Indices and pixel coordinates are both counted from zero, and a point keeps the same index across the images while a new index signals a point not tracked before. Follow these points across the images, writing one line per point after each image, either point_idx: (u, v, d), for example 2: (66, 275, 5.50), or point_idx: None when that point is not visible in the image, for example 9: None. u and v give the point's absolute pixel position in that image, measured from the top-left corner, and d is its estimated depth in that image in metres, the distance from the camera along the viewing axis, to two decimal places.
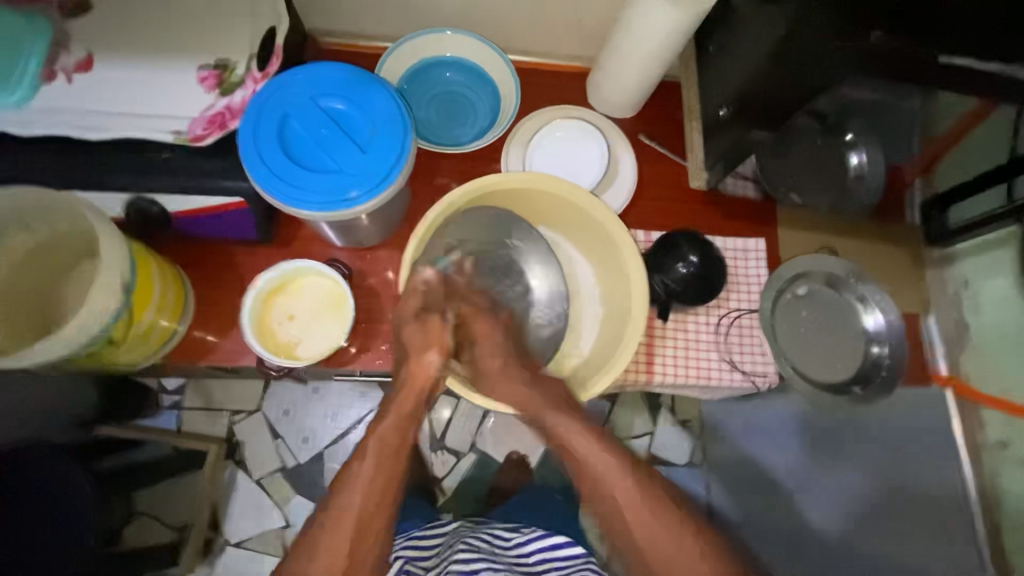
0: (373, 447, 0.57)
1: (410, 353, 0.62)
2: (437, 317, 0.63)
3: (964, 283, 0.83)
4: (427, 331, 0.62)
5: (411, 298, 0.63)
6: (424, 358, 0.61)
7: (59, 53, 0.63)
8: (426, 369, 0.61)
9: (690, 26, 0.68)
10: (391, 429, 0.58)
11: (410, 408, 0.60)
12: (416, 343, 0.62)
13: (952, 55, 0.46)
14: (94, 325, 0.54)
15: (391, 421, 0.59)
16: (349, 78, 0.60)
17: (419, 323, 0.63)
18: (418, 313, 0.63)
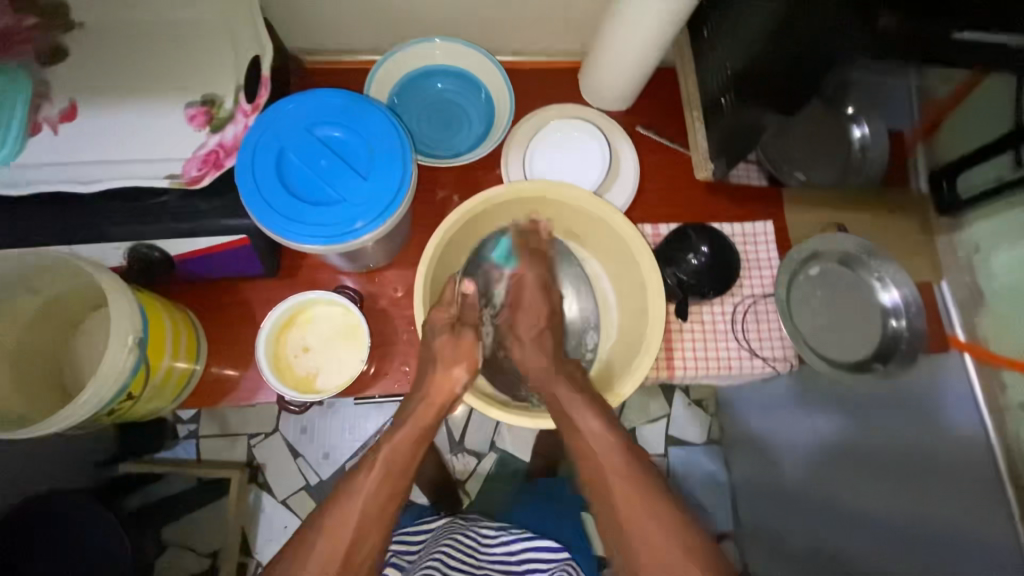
0: (382, 461, 0.56)
1: (434, 365, 0.62)
2: (468, 334, 0.63)
3: (975, 248, 0.82)
4: (458, 345, 0.62)
5: (442, 310, 0.63)
6: (451, 371, 0.61)
7: (42, 104, 0.61)
8: (450, 383, 0.61)
9: (682, 16, 0.66)
10: (406, 439, 0.58)
11: (430, 420, 0.61)
12: (446, 354, 0.62)
13: (962, 31, 0.45)
14: (111, 386, 0.53)
15: (405, 436, 0.59)
16: (343, 104, 0.59)
17: (451, 334, 0.62)
18: (451, 326, 0.62)
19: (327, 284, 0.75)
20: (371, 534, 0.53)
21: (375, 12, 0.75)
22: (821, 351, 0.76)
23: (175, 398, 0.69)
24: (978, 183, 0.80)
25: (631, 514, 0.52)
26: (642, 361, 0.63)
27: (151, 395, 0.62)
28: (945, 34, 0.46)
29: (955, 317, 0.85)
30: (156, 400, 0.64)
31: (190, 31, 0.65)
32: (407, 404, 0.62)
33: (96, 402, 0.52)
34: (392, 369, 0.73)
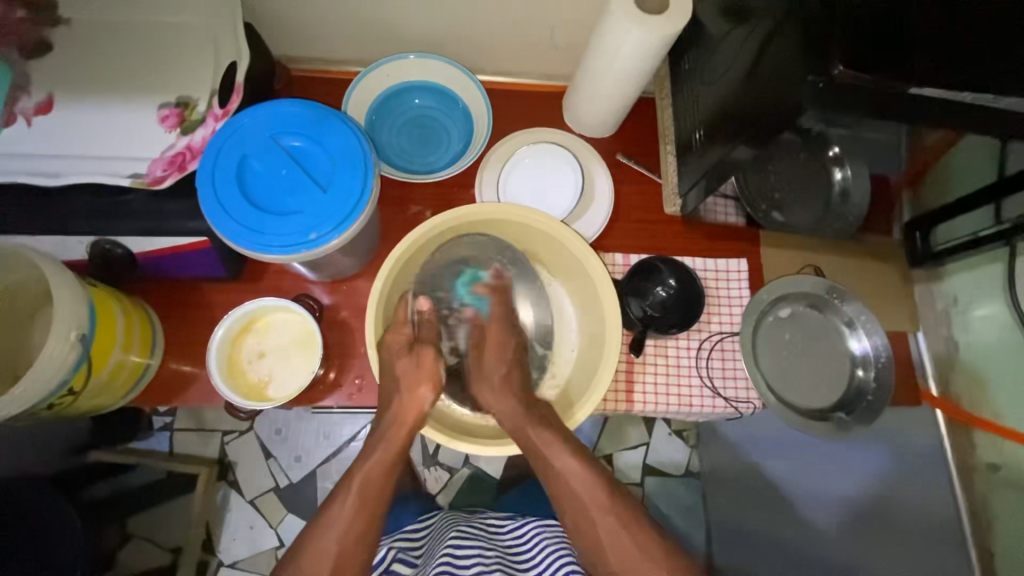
0: (358, 486, 0.58)
1: (400, 387, 0.60)
2: (429, 350, 0.62)
3: (953, 300, 0.86)
4: (418, 366, 0.61)
5: (399, 331, 0.62)
6: (418, 393, 0.60)
7: (19, 96, 0.61)
8: (418, 403, 0.60)
9: (660, 51, 0.65)
10: (381, 463, 0.59)
11: (401, 445, 0.60)
12: (407, 377, 0.61)
13: (922, 87, 0.44)
14: (51, 379, 0.55)
15: (383, 457, 0.59)
16: (309, 114, 0.59)
17: (411, 355, 0.61)
18: (409, 348, 0.62)
19: (293, 291, 0.75)
20: (353, 561, 0.55)
21: (362, 25, 0.76)
22: (784, 397, 0.76)
23: (126, 394, 0.69)
24: (957, 232, 0.82)
25: (614, 540, 0.57)
26: (597, 385, 0.63)
27: (96, 391, 0.62)
28: (902, 89, 0.44)
29: (929, 370, 0.87)
30: (102, 397, 0.64)
31: (171, 33, 0.65)
32: (380, 426, 0.61)
33: (32, 396, 0.54)
34: (350, 381, 0.73)
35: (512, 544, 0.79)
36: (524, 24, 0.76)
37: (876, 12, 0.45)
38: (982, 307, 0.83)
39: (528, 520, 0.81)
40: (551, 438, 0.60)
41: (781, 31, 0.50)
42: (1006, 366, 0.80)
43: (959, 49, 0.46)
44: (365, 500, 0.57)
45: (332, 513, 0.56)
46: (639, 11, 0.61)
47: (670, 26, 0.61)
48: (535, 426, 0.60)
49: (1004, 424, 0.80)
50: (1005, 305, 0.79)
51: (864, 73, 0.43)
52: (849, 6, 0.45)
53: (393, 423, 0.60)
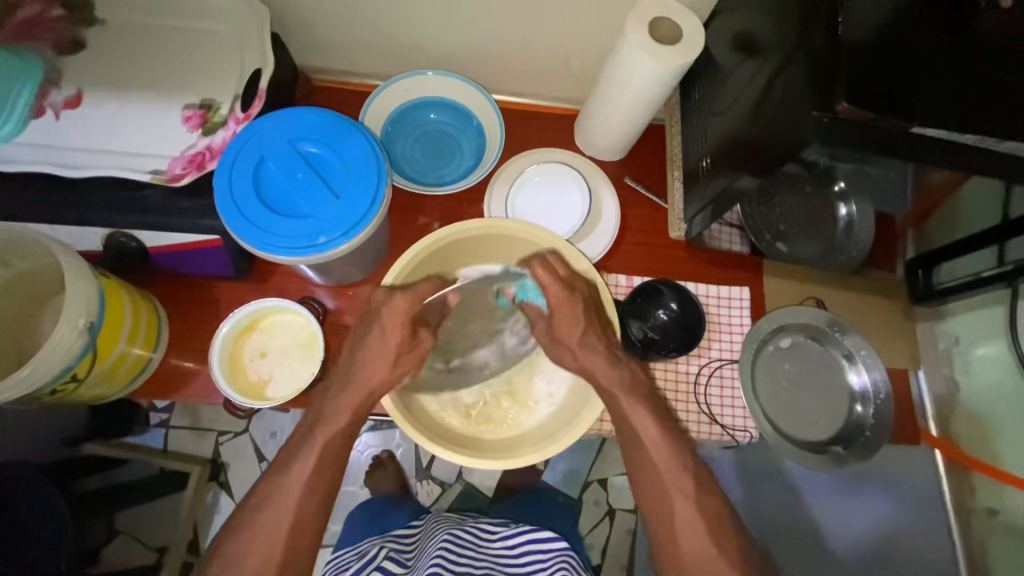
0: (315, 457, 0.58)
1: (367, 358, 0.62)
2: (422, 331, 0.64)
3: (954, 340, 0.85)
4: (411, 346, 0.64)
5: (400, 303, 0.62)
6: (387, 369, 0.62)
7: (50, 89, 0.64)
8: (378, 380, 0.62)
9: (670, 80, 0.67)
10: (329, 439, 0.59)
11: (352, 420, 0.61)
12: (372, 353, 0.62)
13: (925, 126, 0.45)
14: (56, 365, 0.56)
15: (339, 423, 0.60)
16: (326, 122, 0.61)
17: (410, 340, 0.63)
18: (410, 330, 0.63)
19: (299, 293, 0.77)
20: (306, 534, 0.56)
21: (383, 40, 0.79)
22: (781, 428, 0.76)
23: (127, 385, 0.70)
24: (955, 274, 0.80)
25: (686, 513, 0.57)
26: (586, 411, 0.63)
27: (98, 381, 0.63)
28: (905, 129, 0.46)
29: (930, 410, 0.85)
30: (103, 387, 0.65)
31: (200, 39, 0.68)
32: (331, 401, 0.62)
33: (37, 380, 0.55)
34: None
35: (507, 552, 0.77)
36: (540, 48, 0.78)
37: (877, 54, 0.47)
38: (983, 347, 0.83)
39: (522, 529, 0.79)
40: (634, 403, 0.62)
41: (788, 66, 0.52)
42: (1006, 408, 0.80)
43: (959, 91, 0.47)
44: (326, 474, 0.58)
45: (293, 472, 0.57)
46: (652, 41, 0.62)
47: (681, 57, 0.63)
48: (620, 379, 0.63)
49: (1003, 468, 0.79)
50: (1006, 347, 0.79)
51: (867, 111, 0.45)
52: (852, 46, 0.47)
53: (350, 397, 0.62)
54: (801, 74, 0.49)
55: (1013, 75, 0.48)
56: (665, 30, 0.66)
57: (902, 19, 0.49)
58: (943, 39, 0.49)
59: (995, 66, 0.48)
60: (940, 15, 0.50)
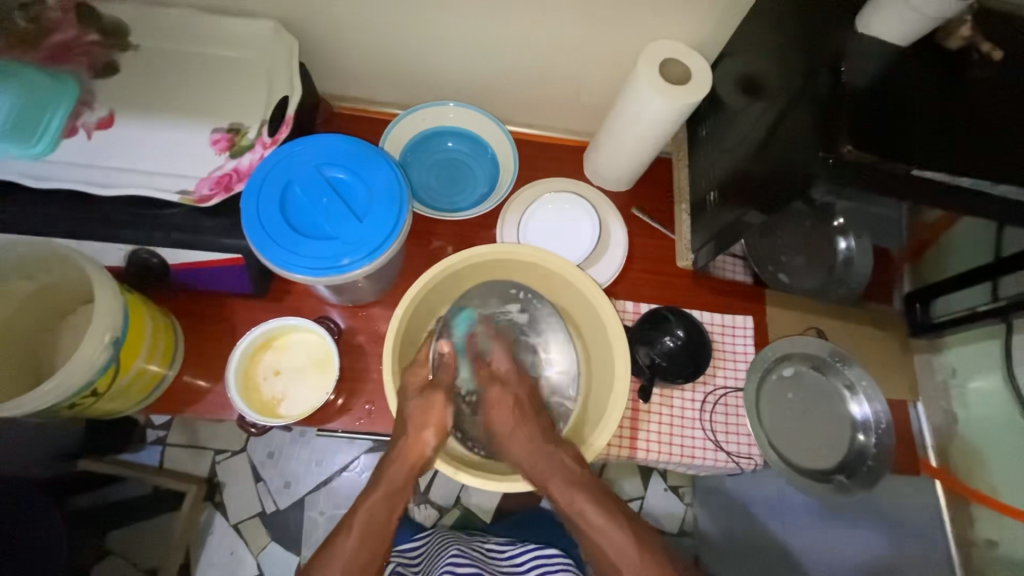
0: (361, 521, 0.58)
1: (408, 428, 0.61)
2: (441, 395, 0.64)
3: (951, 372, 0.87)
4: (427, 409, 0.63)
5: (419, 371, 0.66)
6: (422, 436, 0.61)
7: (83, 110, 0.66)
8: (421, 447, 0.61)
9: (679, 117, 0.70)
10: (382, 503, 0.59)
11: (400, 482, 0.61)
12: (416, 419, 0.62)
13: (923, 168, 0.48)
14: (79, 379, 0.57)
15: (381, 495, 0.60)
16: (352, 150, 0.64)
17: (422, 398, 0.63)
18: (422, 390, 0.64)
19: (312, 312, 0.78)
20: None
21: (402, 69, 0.82)
22: (787, 458, 0.77)
23: (142, 400, 0.70)
24: (953, 307, 0.83)
25: None
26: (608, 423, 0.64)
27: (116, 395, 0.64)
28: (906, 171, 0.48)
29: (929, 440, 0.88)
30: (120, 401, 0.66)
31: (231, 66, 0.71)
32: (385, 462, 0.63)
33: (60, 393, 0.55)
34: (360, 406, 0.74)
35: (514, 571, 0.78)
36: (554, 82, 0.82)
37: (878, 101, 0.50)
38: (978, 380, 0.84)
39: (528, 548, 0.79)
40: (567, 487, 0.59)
41: (794, 107, 0.55)
42: (1003, 440, 0.82)
43: (952, 137, 0.50)
44: (372, 542, 0.57)
45: (339, 546, 0.56)
46: (663, 81, 0.66)
47: (690, 97, 0.66)
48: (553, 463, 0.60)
49: (1001, 499, 0.81)
50: (1002, 381, 0.81)
51: (870, 154, 0.48)
52: (855, 91, 0.50)
53: (398, 462, 0.61)
54: (808, 117, 0.52)
55: (1003, 124, 0.51)
56: (673, 71, 0.70)
57: (901, 70, 0.52)
58: (939, 89, 0.52)
59: (986, 115, 0.51)
60: (935, 66, 0.53)
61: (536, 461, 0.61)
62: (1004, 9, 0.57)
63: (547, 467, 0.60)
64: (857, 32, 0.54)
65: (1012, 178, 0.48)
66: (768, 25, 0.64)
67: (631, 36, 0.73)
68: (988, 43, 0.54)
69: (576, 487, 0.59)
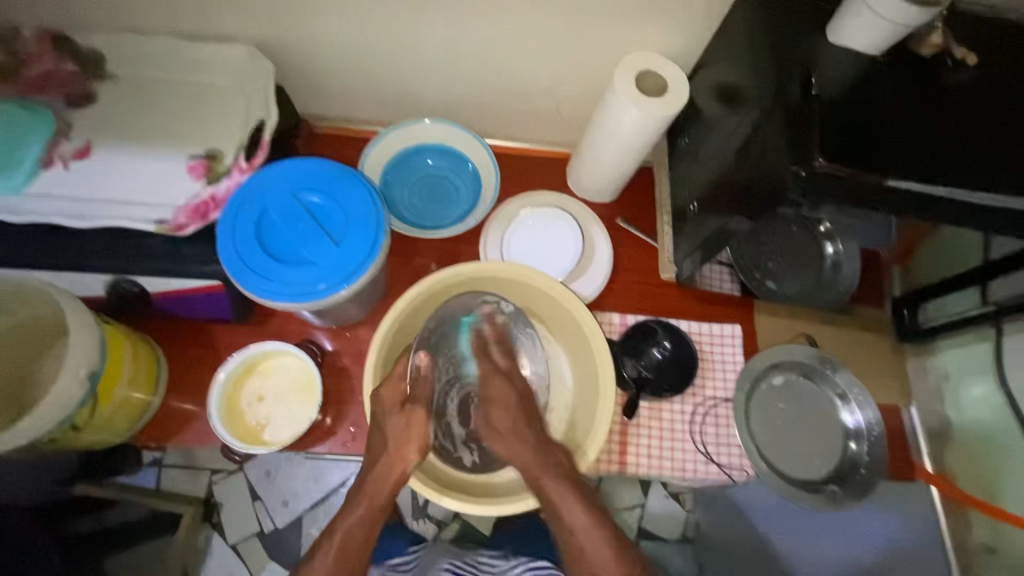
0: (339, 540, 0.58)
1: (387, 447, 0.60)
2: (421, 411, 0.61)
3: (944, 376, 0.86)
4: (408, 427, 0.60)
5: (394, 387, 0.62)
6: (406, 452, 0.60)
7: (59, 140, 0.66)
8: (401, 469, 0.60)
9: (657, 128, 0.69)
10: (361, 523, 0.59)
11: (381, 500, 0.60)
12: (397, 438, 0.60)
13: (899, 179, 0.47)
14: (57, 414, 0.57)
15: (361, 514, 0.59)
16: (327, 173, 0.63)
17: (402, 416, 0.61)
18: (400, 407, 0.61)
19: (296, 335, 0.77)
20: None
21: (381, 88, 0.82)
22: (777, 469, 0.77)
23: (127, 429, 0.70)
24: (946, 311, 0.82)
25: None
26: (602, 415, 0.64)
27: (98, 426, 0.64)
28: (881, 180, 0.48)
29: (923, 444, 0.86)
30: (104, 432, 0.66)
31: (207, 90, 0.71)
32: (365, 474, 0.61)
33: (38, 429, 0.55)
34: (345, 429, 0.73)
35: None
36: (534, 96, 0.82)
37: (848, 112, 0.50)
38: (974, 386, 0.83)
39: (521, 561, 0.79)
40: (565, 490, 0.58)
41: (767, 118, 0.55)
42: (998, 443, 0.80)
43: (926, 147, 0.49)
44: (350, 556, 0.58)
45: (318, 562, 0.57)
46: (638, 93, 0.66)
47: (666, 108, 0.66)
48: (546, 464, 0.59)
49: (998, 505, 0.80)
50: (998, 388, 0.80)
51: (843, 166, 0.47)
52: (827, 102, 0.50)
53: (378, 479, 0.60)
54: (780, 128, 0.52)
55: (977, 132, 0.51)
56: (650, 82, 0.69)
57: (873, 79, 0.52)
58: (913, 97, 0.51)
59: (962, 123, 0.51)
60: (907, 74, 0.53)
61: (528, 458, 0.59)
62: (978, 14, 0.57)
63: (541, 462, 0.59)
64: (828, 42, 0.54)
65: (988, 185, 0.48)
66: (742, 35, 0.63)
67: (607, 49, 0.73)
68: (962, 48, 0.53)
69: (567, 482, 0.58)
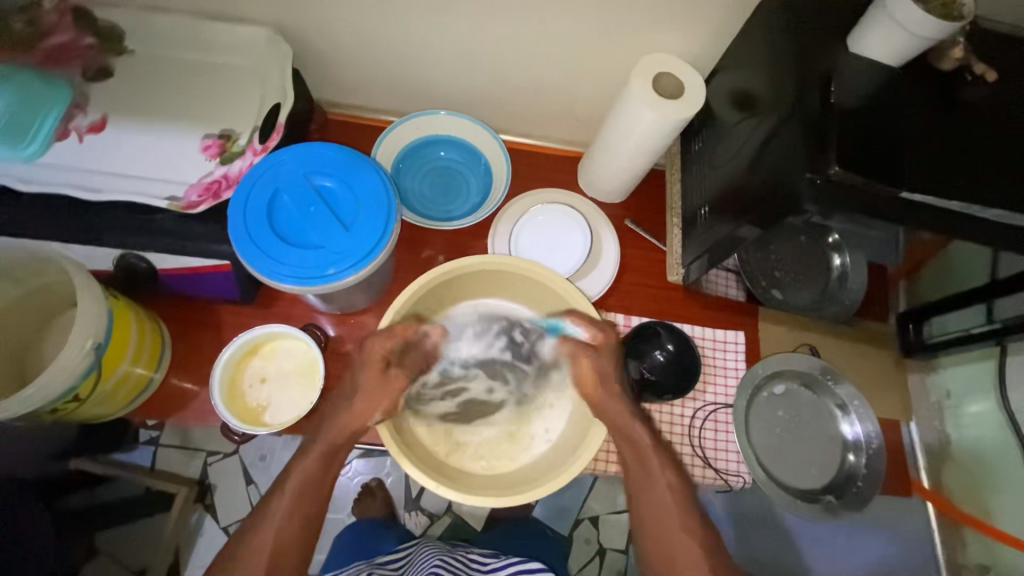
0: (294, 484, 0.59)
1: (355, 397, 0.64)
2: (399, 374, 0.65)
3: (946, 394, 0.86)
4: (386, 385, 0.64)
5: (383, 340, 0.64)
6: (369, 408, 0.63)
7: (75, 113, 0.66)
8: (362, 418, 0.63)
9: (671, 131, 0.69)
10: (313, 466, 0.61)
11: (340, 443, 0.62)
12: (368, 389, 0.64)
13: (912, 192, 0.48)
14: (60, 384, 0.57)
15: (315, 462, 0.61)
16: (341, 158, 0.63)
17: (382, 372, 0.64)
18: (384, 358, 0.64)
19: (301, 319, 0.78)
20: (292, 552, 0.57)
21: (398, 78, 0.82)
22: (777, 478, 0.77)
23: (128, 403, 0.71)
24: (948, 327, 0.81)
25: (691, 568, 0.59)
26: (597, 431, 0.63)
27: (100, 399, 0.64)
28: (894, 193, 0.48)
29: (922, 461, 0.86)
30: (106, 405, 0.66)
31: (224, 70, 0.71)
32: (323, 428, 0.63)
33: (41, 398, 0.55)
34: None
35: None
36: (550, 94, 0.82)
37: (868, 120, 0.50)
38: (973, 404, 0.83)
39: (513, 561, 0.77)
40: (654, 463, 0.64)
41: (782, 125, 0.55)
42: (997, 464, 0.80)
43: (940, 161, 0.49)
44: (303, 508, 0.58)
45: (274, 509, 0.58)
46: (655, 94, 0.66)
47: (682, 110, 0.66)
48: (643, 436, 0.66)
49: (993, 525, 0.80)
50: (998, 405, 0.79)
51: (859, 175, 0.47)
52: (845, 112, 0.50)
53: (334, 429, 0.63)
54: (798, 134, 0.52)
55: (994, 148, 0.50)
56: (667, 83, 0.69)
57: (892, 90, 0.52)
58: (931, 112, 0.51)
59: (977, 138, 0.51)
60: (924, 87, 0.53)
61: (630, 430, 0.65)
62: (1002, 31, 0.57)
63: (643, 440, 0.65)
64: (850, 53, 0.54)
65: (1001, 201, 0.48)
66: (761, 42, 0.63)
67: (626, 48, 0.73)
68: (983, 64, 0.53)
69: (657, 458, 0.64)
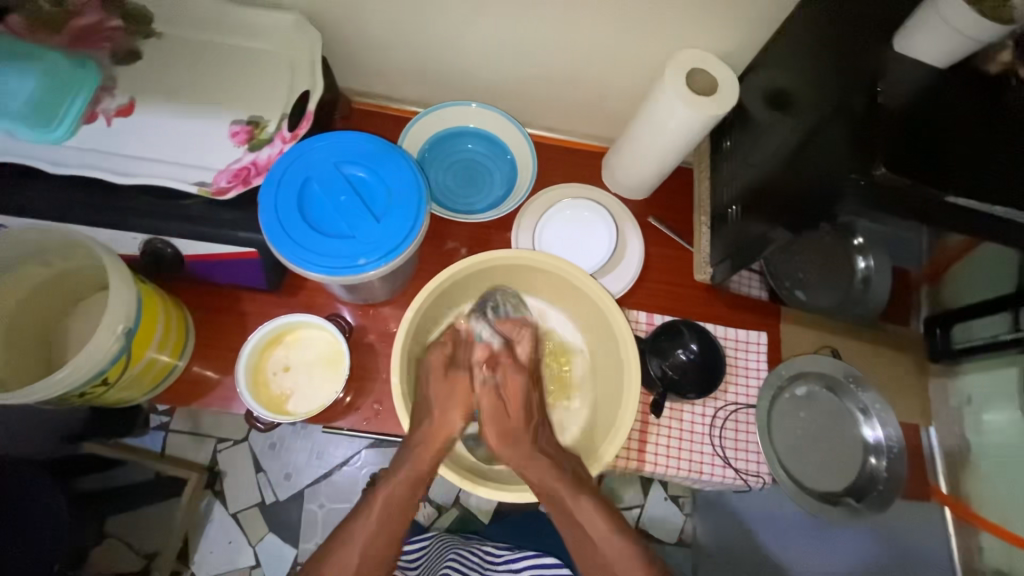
0: (380, 506, 0.56)
1: (433, 409, 0.60)
2: (465, 375, 0.62)
3: (967, 400, 0.86)
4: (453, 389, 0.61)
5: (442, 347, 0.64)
6: (450, 416, 0.60)
7: (103, 96, 0.65)
8: (450, 427, 0.60)
9: (703, 128, 0.69)
10: (402, 484, 0.58)
11: (427, 467, 0.59)
12: (443, 402, 0.61)
13: (959, 195, 0.47)
14: (89, 368, 0.56)
15: (402, 479, 0.58)
16: (373, 148, 0.63)
17: (447, 379, 0.62)
18: (444, 369, 0.62)
19: (325, 309, 0.78)
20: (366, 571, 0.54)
21: (426, 68, 0.81)
22: (801, 480, 0.78)
23: (151, 389, 0.70)
24: (973, 335, 0.82)
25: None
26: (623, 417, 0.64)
27: (127, 384, 0.64)
28: (939, 196, 0.47)
29: (940, 465, 0.87)
30: (131, 389, 0.66)
31: (253, 56, 0.70)
32: (408, 443, 0.60)
33: (73, 380, 0.55)
34: (369, 405, 0.74)
35: None
36: (579, 87, 0.81)
37: (914, 122, 0.49)
38: (992, 410, 0.84)
39: (528, 555, 0.77)
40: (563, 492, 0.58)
41: (823, 124, 0.54)
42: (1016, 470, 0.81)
43: (988, 167, 0.49)
44: (390, 527, 0.56)
45: (361, 524, 0.55)
46: (689, 90, 0.65)
47: (716, 107, 0.65)
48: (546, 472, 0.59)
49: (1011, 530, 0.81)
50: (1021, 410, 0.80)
51: (905, 177, 0.47)
52: (893, 113, 0.49)
53: (427, 438, 0.59)
54: (842, 134, 0.51)
55: None
56: (700, 80, 0.68)
57: (938, 92, 0.51)
58: (979, 115, 0.51)
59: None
60: (971, 91, 0.52)
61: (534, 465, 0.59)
62: None
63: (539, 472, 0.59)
64: (895, 53, 0.53)
65: None
66: (800, 41, 0.63)
67: (661, 42, 0.72)
68: None
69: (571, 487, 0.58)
